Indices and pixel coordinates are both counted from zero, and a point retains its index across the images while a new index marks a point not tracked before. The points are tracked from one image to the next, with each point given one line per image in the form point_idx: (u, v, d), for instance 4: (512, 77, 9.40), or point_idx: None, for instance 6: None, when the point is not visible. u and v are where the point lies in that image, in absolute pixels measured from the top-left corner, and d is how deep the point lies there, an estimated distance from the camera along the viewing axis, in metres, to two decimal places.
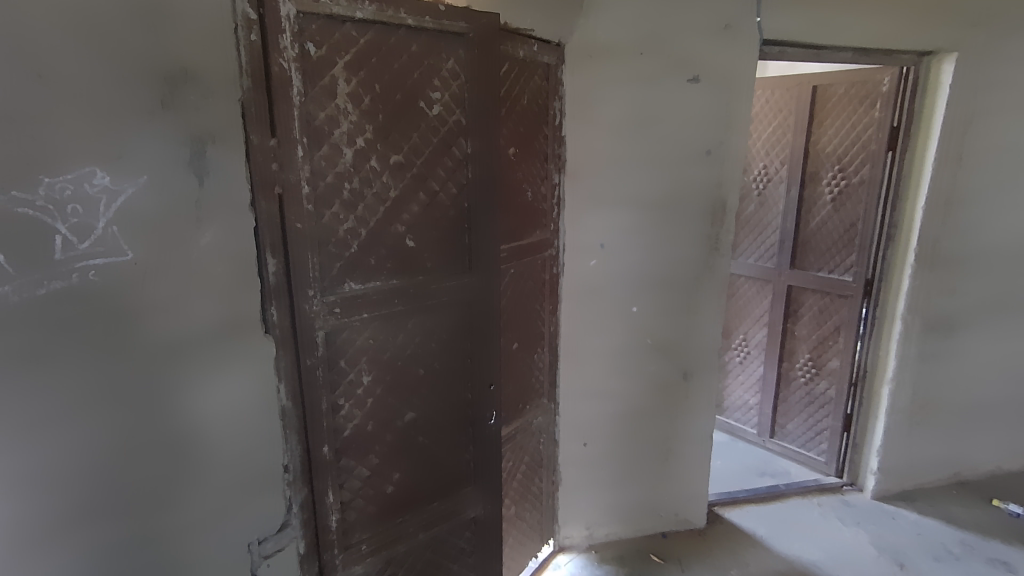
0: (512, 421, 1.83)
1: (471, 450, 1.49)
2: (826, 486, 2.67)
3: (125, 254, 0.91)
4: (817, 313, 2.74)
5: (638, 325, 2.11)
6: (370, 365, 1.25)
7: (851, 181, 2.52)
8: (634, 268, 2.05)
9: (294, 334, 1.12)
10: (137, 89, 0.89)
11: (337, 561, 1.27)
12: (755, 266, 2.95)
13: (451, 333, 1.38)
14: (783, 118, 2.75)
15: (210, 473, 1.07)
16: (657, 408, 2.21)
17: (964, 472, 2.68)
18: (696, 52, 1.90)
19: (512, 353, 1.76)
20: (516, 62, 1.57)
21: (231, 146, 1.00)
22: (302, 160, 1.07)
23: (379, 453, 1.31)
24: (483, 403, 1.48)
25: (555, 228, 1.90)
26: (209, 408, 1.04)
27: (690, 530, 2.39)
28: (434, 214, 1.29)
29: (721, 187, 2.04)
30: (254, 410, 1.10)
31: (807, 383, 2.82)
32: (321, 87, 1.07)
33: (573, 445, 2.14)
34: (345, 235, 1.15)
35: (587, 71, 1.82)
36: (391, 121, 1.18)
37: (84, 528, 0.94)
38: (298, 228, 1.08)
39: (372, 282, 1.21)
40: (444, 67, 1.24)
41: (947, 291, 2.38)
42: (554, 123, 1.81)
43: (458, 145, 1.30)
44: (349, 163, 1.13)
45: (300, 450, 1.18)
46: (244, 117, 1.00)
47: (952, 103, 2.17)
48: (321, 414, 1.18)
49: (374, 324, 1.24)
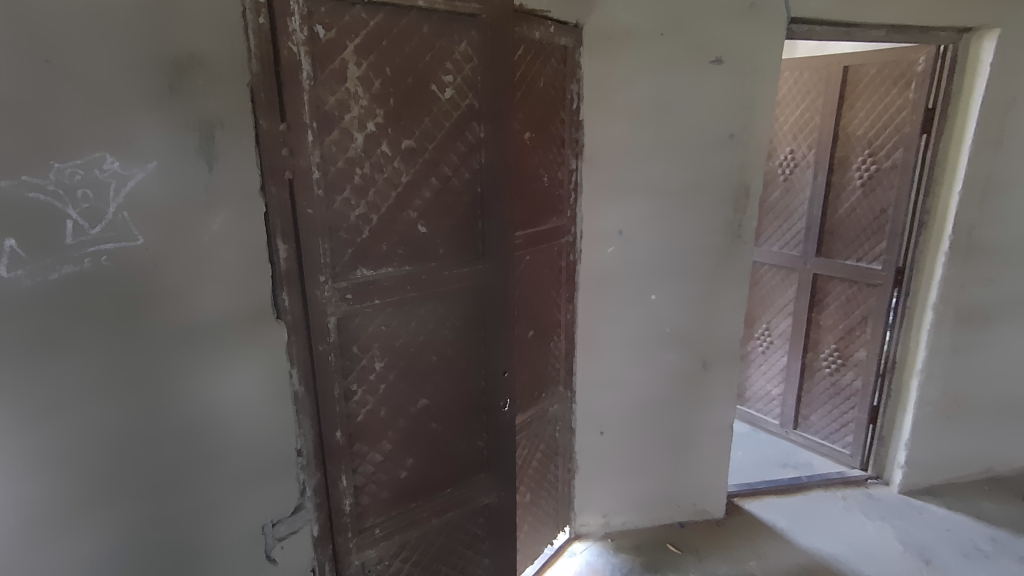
0: (528, 409, 1.82)
1: (485, 438, 1.50)
2: (850, 479, 2.61)
3: (135, 239, 0.92)
4: (844, 303, 2.66)
5: (657, 314, 2.08)
6: (382, 351, 1.25)
7: (882, 165, 2.42)
8: (653, 256, 2.01)
9: (306, 320, 1.12)
10: (144, 75, 0.89)
11: (350, 544, 1.29)
12: (780, 254, 2.89)
13: (463, 320, 1.37)
14: (811, 100, 2.66)
15: (226, 458, 1.09)
16: (676, 398, 2.18)
17: (997, 468, 2.60)
18: (719, 33, 1.84)
19: (527, 340, 1.75)
20: (532, 45, 1.53)
21: (239, 132, 0.99)
22: (312, 146, 1.06)
23: (391, 440, 1.31)
24: (496, 391, 1.47)
25: (572, 214, 1.87)
26: (218, 396, 1.05)
27: (708, 521, 2.36)
28: (447, 199, 1.28)
29: (743, 171, 1.98)
30: (265, 397, 1.11)
31: (832, 374, 2.75)
32: (331, 71, 1.06)
33: (590, 434, 2.13)
34: (356, 222, 1.15)
35: (606, 53, 1.78)
36: (403, 106, 1.16)
37: (102, 509, 0.96)
38: (309, 215, 1.08)
39: (384, 269, 1.21)
40: (456, 50, 1.22)
41: (983, 281, 2.29)
42: (572, 107, 1.77)
43: (471, 130, 1.29)
44: (359, 148, 1.13)
45: (312, 435, 1.18)
46: (253, 102, 1.00)
47: (992, 84, 2.07)
48: (334, 400, 1.19)
49: (386, 310, 1.23)
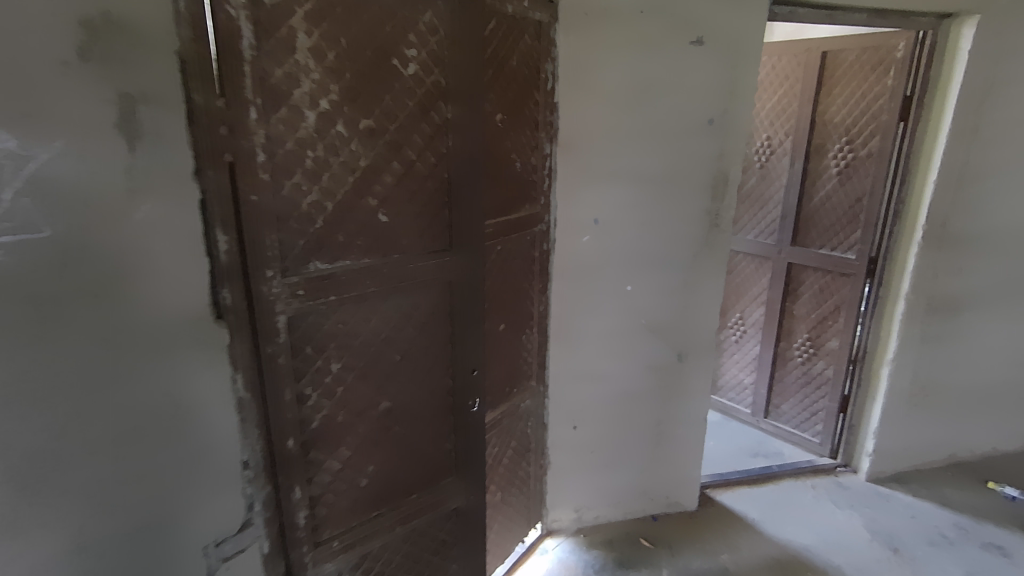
0: (498, 405, 1.73)
1: (453, 439, 1.42)
2: (820, 468, 2.62)
3: (41, 230, 0.77)
4: (818, 292, 2.64)
5: (633, 305, 2.01)
6: (340, 351, 1.15)
7: (859, 154, 2.39)
8: (629, 246, 1.94)
9: (251, 319, 1.01)
10: (46, 33, 0.73)
11: (306, 559, 1.19)
12: (754, 242, 2.86)
13: (430, 316, 1.28)
14: (790, 86, 2.61)
15: (172, 469, 0.96)
16: (651, 390, 2.13)
17: (960, 455, 2.64)
18: (702, 11, 1.75)
19: (498, 334, 1.66)
20: (505, 19, 1.42)
21: (167, 106, 0.85)
22: (256, 124, 0.94)
23: (351, 445, 1.21)
24: (465, 390, 1.39)
25: (546, 202, 1.77)
26: (162, 399, 0.92)
27: (681, 513, 2.34)
28: (410, 185, 1.17)
29: (723, 158, 1.92)
30: (207, 402, 0.98)
31: (804, 364, 2.75)
32: (277, 41, 0.94)
33: (563, 428, 2.07)
34: (308, 210, 1.04)
35: (583, 31, 1.67)
36: (361, 81, 1.05)
37: (14, 538, 0.81)
38: (253, 202, 0.96)
39: (341, 262, 1.10)
40: (421, 21, 1.11)
41: (954, 271, 2.28)
42: (547, 88, 1.66)
43: (437, 110, 1.19)
44: (311, 128, 1.01)
45: (261, 444, 1.07)
46: (183, 73, 0.86)
47: (971, 71, 2.03)
48: (285, 405, 1.08)
49: (344, 307, 1.13)
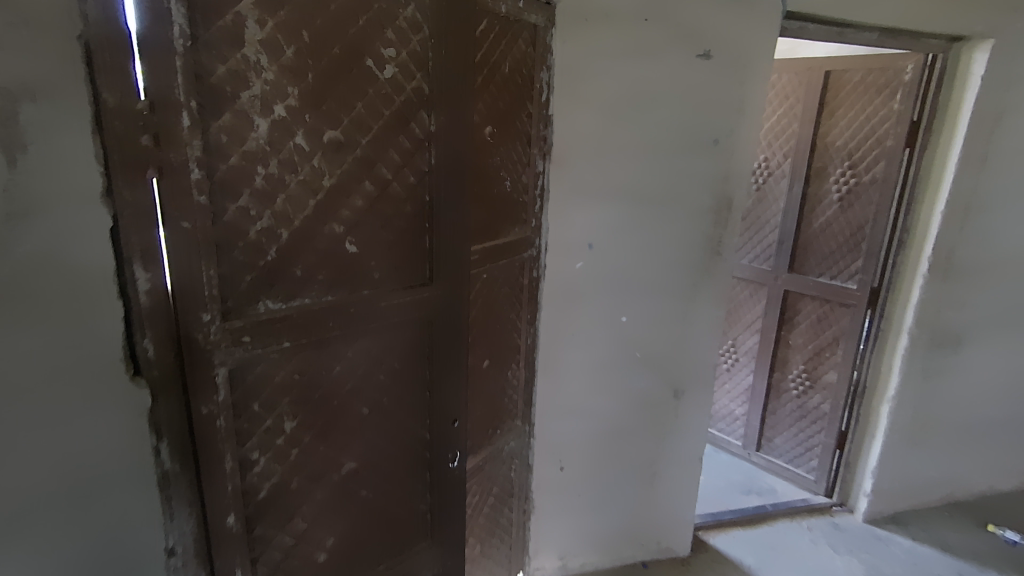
0: (479, 450, 1.54)
1: (428, 498, 1.23)
2: (815, 507, 2.48)
3: None
4: (815, 321, 2.52)
5: (627, 336, 1.85)
6: (294, 406, 0.95)
7: (861, 179, 2.28)
8: (624, 274, 1.79)
9: (180, 373, 0.81)
10: None
11: None
12: (750, 267, 2.73)
13: (403, 361, 1.09)
14: (790, 106, 2.50)
15: (73, 549, 0.78)
16: (643, 428, 1.97)
17: (957, 494, 2.53)
18: (708, 23, 1.61)
19: (481, 372, 1.46)
20: (498, 20, 1.25)
21: (62, 108, 0.68)
22: (190, 132, 0.75)
23: (307, 515, 1.02)
24: (443, 443, 1.21)
25: (537, 224, 1.60)
26: (53, 467, 0.75)
27: (672, 559, 2.18)
28: (384, 208, 0.99)
29: (727, 181, 1.78)
30: (117, 469, 0.80)
31: (799, 397, 2.62)
32: (220, 31, 0.75)
33: (549, 469, 1.89)
34: (258, 238, 0.85)
35: (580, 39, 1.52)
36: (326, 83, 0.87)
37: None
38: (186, 229, 0.77)
39: (298, 300, 0.91)
40: (401, 15, 0.93)
41: (958, 304, 2.18)
42: (541, 100, 1.50)
43: (419, 121, 1.01)
44: (263, 139, 0.83)
45: (193, 523, 0.88)
46: (88, 66, 0.68)
47: (982, 97, 1.94)
48: (224, 476, 0.88)
49: (300, 354, 0.93)
